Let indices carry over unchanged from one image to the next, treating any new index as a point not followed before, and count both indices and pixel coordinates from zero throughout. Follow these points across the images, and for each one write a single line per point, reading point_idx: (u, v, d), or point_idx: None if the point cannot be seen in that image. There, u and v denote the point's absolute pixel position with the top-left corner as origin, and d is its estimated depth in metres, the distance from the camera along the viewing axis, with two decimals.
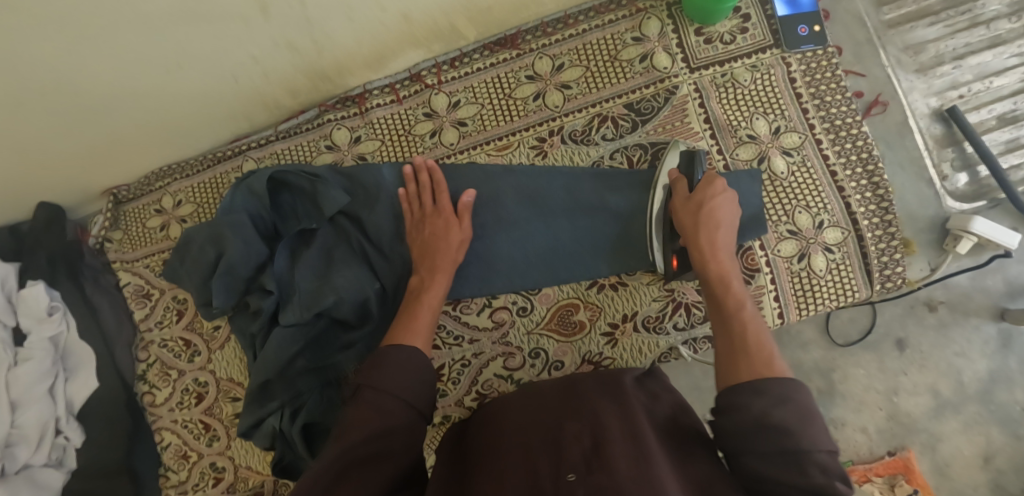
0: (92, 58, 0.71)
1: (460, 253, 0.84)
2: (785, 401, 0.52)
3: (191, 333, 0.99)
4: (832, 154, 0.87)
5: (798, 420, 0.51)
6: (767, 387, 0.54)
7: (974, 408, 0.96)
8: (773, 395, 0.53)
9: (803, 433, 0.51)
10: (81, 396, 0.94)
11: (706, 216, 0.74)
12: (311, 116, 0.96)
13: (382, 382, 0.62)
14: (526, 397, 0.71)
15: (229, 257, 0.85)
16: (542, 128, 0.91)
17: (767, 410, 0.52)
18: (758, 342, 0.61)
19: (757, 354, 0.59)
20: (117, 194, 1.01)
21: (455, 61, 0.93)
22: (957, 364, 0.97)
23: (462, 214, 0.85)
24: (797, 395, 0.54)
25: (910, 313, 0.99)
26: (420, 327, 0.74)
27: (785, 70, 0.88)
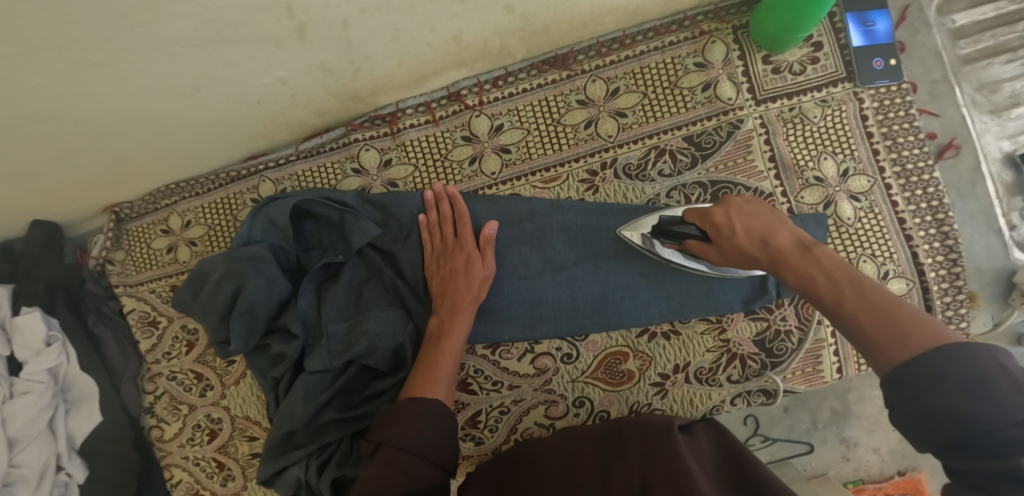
0: (100, 84, 0.63)
1: (483, 290, 0.79)
2: (945, 359, 0.43)
3: (203, 366, 0.91)
4: (901, 200, 0.82)
5: (973, 393, 0.41)
6: (919, 371, 0.44)
7: None
8: (930, 363, 0.44)
9: (990, 411, 0.40)
10: (83, 430, 0.87)
11: (745, 251, 0.67)
12: (337, 135, 0.87)
13: (405, 436, 0.61)
14: (574, 456, 0.67)
15: (249, 296, 0.79)
16: (593, 160, 0.84)
17: (925, 389, 0.43)
18: (885, 315, 0.51)
19: (892, 329, 0.49)
20: (120, 212, 0.94)
21: (498, 80, 0.85)
22: None
23: (484, 248, 0.80)
24: (962, 358, 0.43)
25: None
26: (441, 380, 0.70)
27: (857, 106, 0.82)
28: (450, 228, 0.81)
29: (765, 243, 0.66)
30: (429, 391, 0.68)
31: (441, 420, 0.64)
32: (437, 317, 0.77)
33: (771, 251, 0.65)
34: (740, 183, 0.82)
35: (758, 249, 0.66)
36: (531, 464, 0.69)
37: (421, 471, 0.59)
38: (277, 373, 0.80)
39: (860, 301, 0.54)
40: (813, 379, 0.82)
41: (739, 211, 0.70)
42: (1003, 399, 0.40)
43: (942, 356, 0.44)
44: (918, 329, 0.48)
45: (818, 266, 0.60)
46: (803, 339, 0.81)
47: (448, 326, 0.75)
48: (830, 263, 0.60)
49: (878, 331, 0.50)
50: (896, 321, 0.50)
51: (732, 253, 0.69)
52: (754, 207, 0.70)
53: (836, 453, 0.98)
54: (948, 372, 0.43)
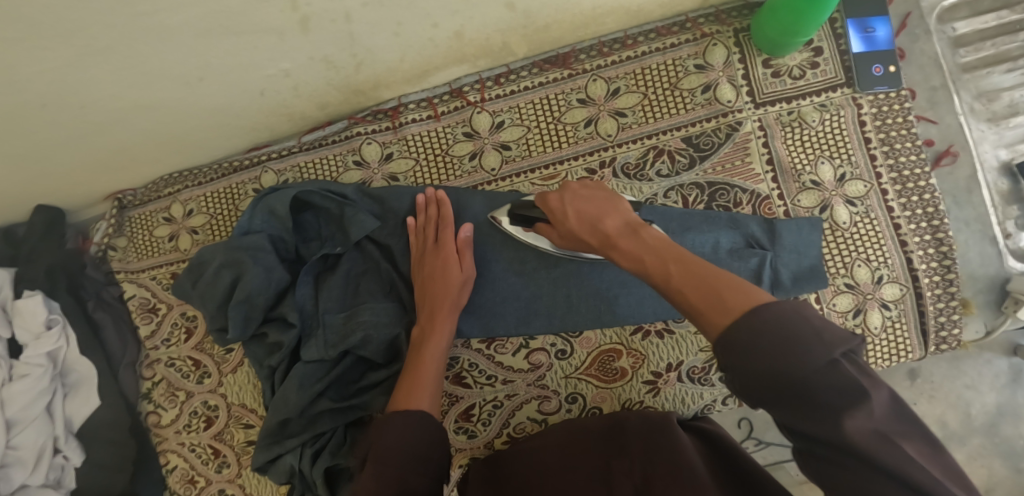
0: (101, 72, 0.64)
1: (463, 293, 0.79)
2: (765, 318, 0.40)
3: (200, 353, 0.92)
4: (897, 206, 0.82)
5: (784, 354, 0.39)
6: (743, 332, 0.41)
7: (979, 441, 0.97)
8: (750, 324, 0.41)
9: (801, 375, 0.38)
10: (80, 415, 0.89)
11: (580, 236, 0.65)
12: (339, 128, 0.88)
13: (394, 444, 0.59)
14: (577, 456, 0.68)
15: (248, 285, 0.79)
16: (592, 158, 0.84)
17: (747, 358, 0.40)
18: (704, 277, 0.47)
19: (712, 293, 0.45)
20: (123, 199, 0.95)
21: (500, 78, 0.86)
22: (965, 395, 0.98)
23: (462, 250, 0.79)
24: (771, 314, 0.40)
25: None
26: (427, 387, 0.70)
27: (855, 112, 0.83)
28: (432, 235, 0.80)
29: (594, 227, 0.63)
30: (414, 401, 0.67)
31: (427, 428, 0.63)
32: (420, 325, 0.77)
33: (600, 233, 0.62)
34: (737, 185, 0.83)
35: (589, 233, 0.63)
36: (530, 462, 0.69)
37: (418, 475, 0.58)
38: (273, 362, 0.81)
39: (680, 271, 0.50)
40: None
41: (572, 196, 0.68)
42: (812, 353, 0.38)
43: (762, 314, 0.41)
44: (735, 292, 0.44)
45: (640, 243, 0.56)
46: None
47: (430, 334, 0.75)
48: (654, 238, 0.56)
49: (699, 298, 0.46)
50: (715, 284, 0.46)
51: (571, 237, 0.67)
52: (591, 191, 0.69)
53: None
54: (762, 335, 0.40)
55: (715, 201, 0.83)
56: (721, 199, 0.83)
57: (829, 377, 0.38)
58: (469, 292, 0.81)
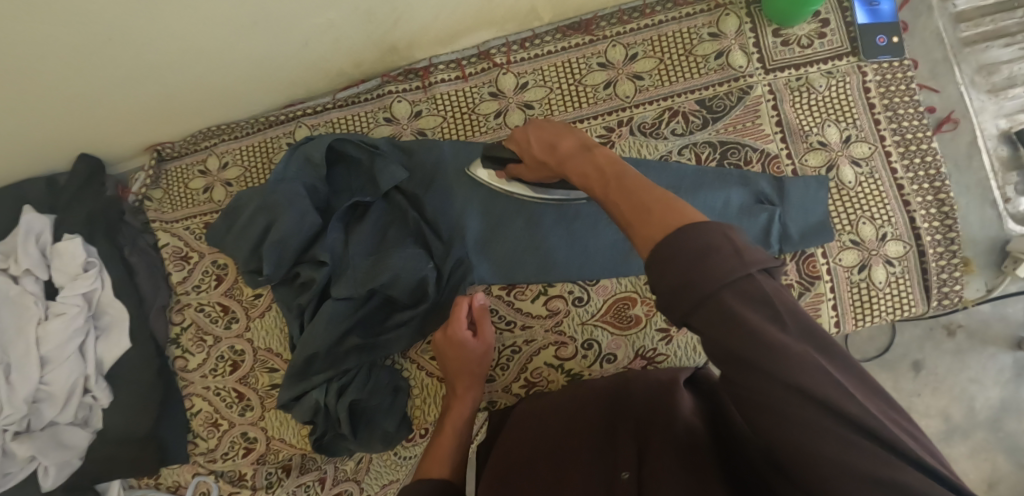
0: (159, 14, 0.69)
1: (484, 364, 0.83)
2: (692, 236, 0.39)
3: (229, 299, 0.96)
4: (900, 167, 0.87)
5: (694, 268, 0.37)
6: (670, 249, 0.39)
7: (983, 434, 1.07)
8: (673, 241, 0.39)
9: (706, 291, 0.36)
10: (110, 356, 0.93)
11: (541, 160, 0.69)
12: (372, 86, 0.93)
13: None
14: (578, 414, 0.70)
15: (282, 228, 0.83)
16: (610, 118, 0.89)
17: (669, 271, 0.38)
18: (647, 206, 0.46)
19: (651, 217, 0.44)
20: (161, 151, 1.00)
21: (526, 42, 0.91)
22: (970, 390, 1.08)
23: (479, 326, 0.83)
24: (698, 232, 0.39)
25: (928, 335, 1.09)
26: (446, 457, 0.74)
27: (861, 79, 0.87)
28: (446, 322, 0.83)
29: (552, 150, 0.67)
30: (434, 470, 0.71)
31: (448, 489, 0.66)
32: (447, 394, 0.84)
33: (559, 155, 0.65)
34: (748, 144, 0.87)
35: (549, 157, 0.67)
36: (542, 433, 0.69)
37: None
38: (303, 301, 0.85)
39: (626, 200, 0.50)
40: None
41: (536, 128, 0.71)
42: (723, 267, 0.37)
43: (688, 233, 0.39)
44: (670, 215, 0.43)
45: (591, 173, 0.58)
46: (803, 293, 0.85)
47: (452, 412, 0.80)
48: (606, 170, 0.56)
49: (640, 220, 0.45)
50: (653, 210, 0.45)
51: (536, 164, 0.72)
52: (557, 126, 0.70)
53: None
54: (681, 252, 0.38)
55: (727, 160, 0.88)
56: (733, 157, 0.87)
57: (738, 291, 0.36)
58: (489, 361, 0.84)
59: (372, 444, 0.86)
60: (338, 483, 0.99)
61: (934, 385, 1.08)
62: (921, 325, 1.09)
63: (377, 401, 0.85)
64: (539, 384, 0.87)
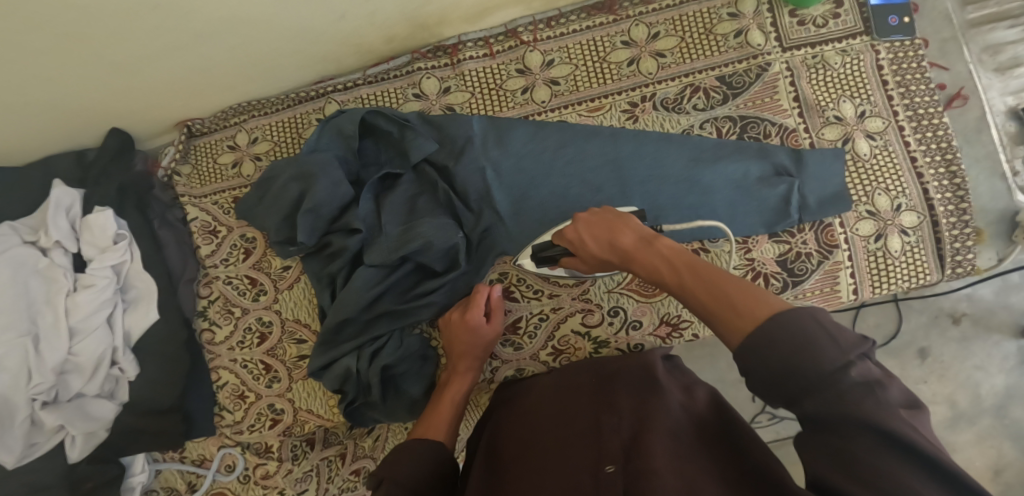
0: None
1: (488, 349, 0.85)
2: (789, 323, 0.45)
3: (258, 272, 0.98)
4: (913, 141, 0.90)
5: (797, 357, 0.44)
6: (761, 341, 0.46)
7: (988, 420, 1.12)
8: (772, 331, 0.46)
9: (812, 374, 0.43)
10: (138, 328, 0.94)
11: (601, 256, 0.70)
12: (401, 63, 0.96)
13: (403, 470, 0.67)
14: (565, 391, 0.73)
15: (315, 196, 0.85)
16: (634, 93, 0.92)
17: (766, 361, 0.46)
18: (727, 292, 0.52)
19: (737, 305, 0.50)
20: (191, 127, 1.02)
21: (551, 21, 0.94)
22: (975, 376, 1.13)
23: (493, 313, 0.85)
24: (791, 325, 0.45)
25: (933, 323, 1.15)
26: (442, 423, 0.78)
27: (874, 57, 0.91)
28: (463, 305, 0.86)
29: (612, 245, 0.68)
30: (430, 433, 0.75)
31: (431, 456, 0.70)
32: (447, 370, 0.87)
33: (620, 250, 0.67)
34: (767, 119, 0.90)
35: (609, 250, 0.68)
36: (524, 428, 0.70)
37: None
38: (335, 268, 0.87)
39: (700, 288, 0.56)
40: (830, 299, 0.89)
41: (586, 223, 0.71)
42: (831, 350, 0.43)
43: (785, 320, 0.46)
44: (757, 302, 0.49)
45: (661, 259, 0.61)
46: (822, 261, 0.88)
47: (452, 381, 0.84)
48: (664, 258, 0.61)
49: (725, 311, 0.51)
50: (735, 298, 0.51)
51: (594, 259, 0.72)
52: (607, 214, 0.71)
53: None
54: (786, 341, 0.45)
55: (747, 133, 0.91)
56: (753, 131, 0.90)
57: (848, 374, 0.43)
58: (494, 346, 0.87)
59: (399, 412, 0.87)
60: (358, 459, 0.99)
61: (941, 372, 1.14)
62: (927, 313, 1.15)
63: (406, 367, 0.87)
64: (566, 351, 0.89)
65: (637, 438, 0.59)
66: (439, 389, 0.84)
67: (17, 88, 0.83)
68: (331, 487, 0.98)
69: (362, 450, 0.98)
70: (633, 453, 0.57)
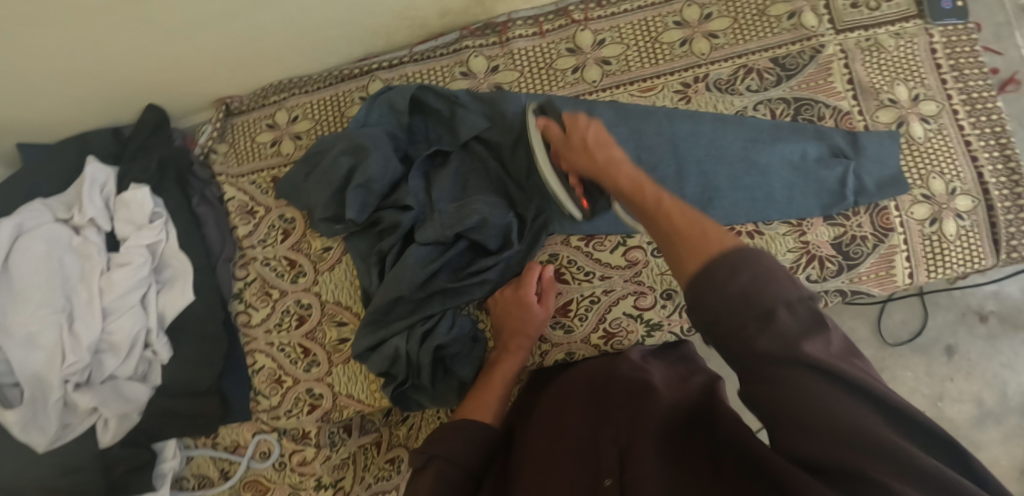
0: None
1: (539, 330, 0.84)
2: (740, 270, 0.43)
3: (298, 253, 0.95)
4: (967, 124, 0.89)
5: (754, 286, 0.43)
6: (720, 259, 0.45)
7: (1014, 420, 1.12)
8: (722, 264, 0.44)
9: (759, 318, 0.42)
10: (172, 309, 0.91)
11: (586, 149, 0.74)
12: (450, 40, 0.94)
13: (452, 448, 0.67)
14: (559, 401, 0.73)
15: (368, 170, 0.83)
16: (687, 74, 0.91)
17: (719, 280, 0.44)
18: (677, 235, 0.52)
19: (687, 243, 0.50)
20: (230, 105, 1.00)
21: (602, 0, 0.93)
22: (1001, 375, 1.14)
23: (545, 292, 0.85)
24: (749, 258, 0.44)
25: (960, 320, 1.16)
26: (491, 400, 0.76)
27: (927, 41, 0.90)
28: (516, 280, 0.85)
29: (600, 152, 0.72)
30: (478, 411, 0.74)
31: (478, 432, 0.70)
32: (496, 348, 0.85)
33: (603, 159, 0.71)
34: (821, 101, 0.89)
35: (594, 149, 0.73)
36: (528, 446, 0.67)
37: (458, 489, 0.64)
38: (387, 245, 0.84)
39: (653, 218, 0.57)
40: (886, 283, 0.87)
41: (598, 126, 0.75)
42: (778, 289, 0.43)
43: (737, 251, 0.45)
44: (706, 240, 0.48)
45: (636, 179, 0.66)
46: (878, 245, 0.87)
47: (500, 360, 0.83)
48: (631, 179, 0.66)
49: (678, 247, 0.50)
50: (687, 234, 0.51)
51: (575, 147, 0.75)
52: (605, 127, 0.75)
53: None
54: (731, 275, 0.43)
55: (801, 115, 0.90)
56: (807, 113, 0.89)
57: (790, 316, 0.42)
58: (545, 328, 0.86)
59: (449, 394, 0.85)
60: (392, 448, 0.96)
61: (967, 370, 1.15)
62: (953, 310, 1.17)
63: (458, 348, 0.85)
64: (619, 334, 0.86)
65: (628, 447, 0.57)
66: (485, 369, 0.83)
67: (63, 49, 0.80)
68: (366, 476, 0.94)
69: (397, 438, 0.96)
70: (629, 462, 0.55)
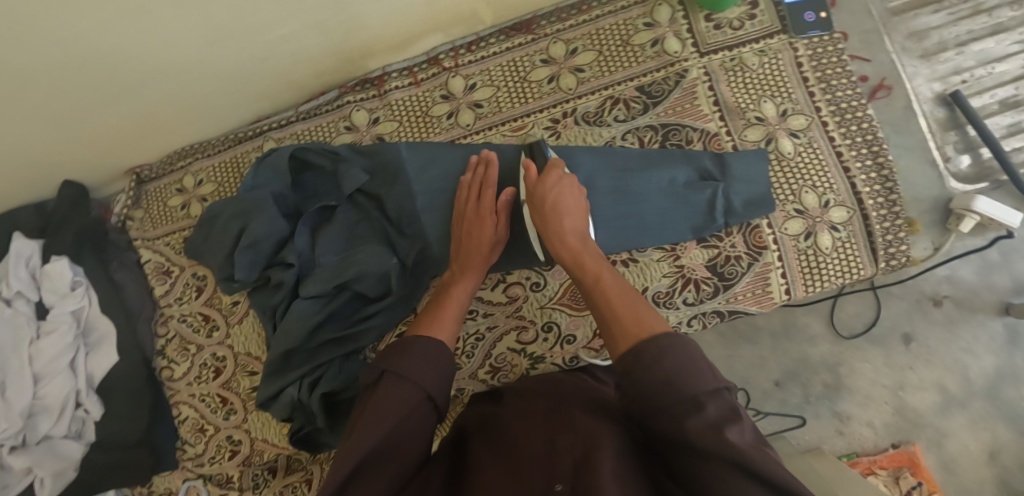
0: (136, 33, 0.73)
1: (496, 253, 0.86)
2: (664, 358, 0.54)
3: (210, 308, 1.01)
4: (838, 135, 0.90)
5: (679, 383, 0.52)
6: (652, 349, 0.55)
7: (980, 404, 1.14)
8: (651, 350, 0.55)
9: (682, 405, 0.51)
10: (99, 370, 0.98)
11: (552, 219, 0.78)
12: (331, 98, 0.99)
13: (407, 368, 0.67)
14: (525, 410, 0.72)
15: (254, 231, 0.88)
16: (555, 110, 0.93)
17: (652, 372, 0.54)
18: (614, 317, 0.63)
19: (624, 328, 0.60)
20: (141, 173, 1.06)
21: (471, 45, 0.96)
22: (963, 359, 1.16)
23: (501, 211, 0.85)
24: (676, 351, 0.54)
25: (915, 307, 1.18)
26: (448, 320, 0.78)
27: (792, 55, 0.91)
28: (478, 193, 0.86)
29: (561, 220, 0.77)
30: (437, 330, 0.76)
31: (443, 360, 0.71)
32: (452, 269, 0.86)
33: (568, 241, 0.76)
34: (688, 125, 0.91)
35: (554, 219, 0.78)
36: (491, 445, 0.66)
37: (413, 427, 0.64)
38: (276, 300, 0.90)
39: (597, 295, 0.68)
40: (763, 301, 0.88)
41: (568, 183, 0.80)
42: (700, 385, 0.52)
43: (666, 345, 0.55)
44: (638, 326, 0.59)
45: (595, 258, 0.74)
46: (752, 264, 0.88)
47: (458, 277, 0.84)
48: (578, 256, 0.74)
49: (615, 331, 0.61)
50: (621, 323, 0.61)
51: (542, 208, 0.79)
52: (575, 190, 0.80)
53: (830, 427, 1.17)
54: (658, 360, 0.54)
55: (669, 141, 0.91)
56: (675, 138, 0.91)
57: (714, 408, 0.51)
58: (499, 251, 0.88)
59: None
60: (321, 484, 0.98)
61: (927, 357, 1.17)
62: (908, 298, 1.18)
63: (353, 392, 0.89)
64: (504, 368, 0.90)
65: (587, 454, 0.57)
66: (443, 287, 0.84)
67: None
68: None
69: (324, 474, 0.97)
70: (582, 470, 0.55)
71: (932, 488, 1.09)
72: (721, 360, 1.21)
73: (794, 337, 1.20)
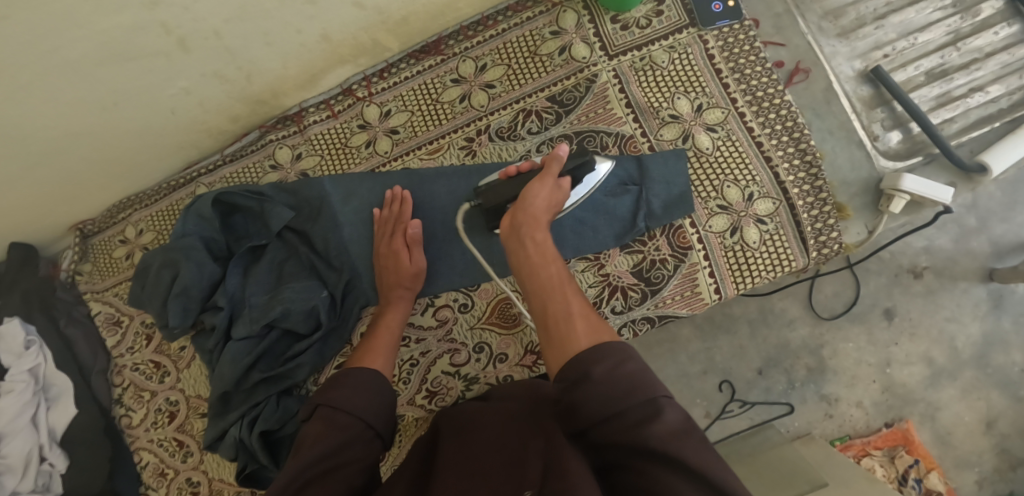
0: (31, 107, 0.74)
1: (418, 283, 0.87)
2: (621, 363, 0.53)
3: (160, 355, 1.04)
4: (756, 125, 0.87)
5: (630, 384, 0.51)
6: (610, 351, 0.54)
7: (970, 373, 1.10)
8: (611, 355, 0.53)
9: (638, 412, 0.50)
10: (62, 423, 0.96)
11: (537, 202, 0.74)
12: (253, 139, 1.00)
13: (346, 398, 0.67)
14: (498, 409, 0.68)
15: (182, 279, 0.90)
16: (469, 129, 0.93)
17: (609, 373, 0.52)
18: (572, 314, 0.61)
19: (579, 330, 0.59)
20: (84, 229, 1.09)
21: (383, 73, 0.97)
22: (949, 329, 1.11)
23: (412, 246, 0.86)
24: (630, 353, 0.54)
25: (894, 282, 1.12)
26: (381, 354, 0.78)
27: (702, 47, 0.89)
28: (391, 231, 0.87)
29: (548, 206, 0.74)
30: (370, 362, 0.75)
31: (379, 390, 0.71)
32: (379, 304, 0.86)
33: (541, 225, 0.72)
34: (602, 130, 0.89)
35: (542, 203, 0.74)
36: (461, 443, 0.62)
37: (354, 452, 0.63)
38: (212, 344, 0.91)
39: (554, 290, 0.65)
40: (694, 303, 0.86)
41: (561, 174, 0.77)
42: (655, 389, 0.51)
43: (622, 351, 0.54)
44: (599, 334, 0.58)
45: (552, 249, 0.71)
46: (679, 265, 0.86)
47: (384, 311, 0.84)
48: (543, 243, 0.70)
49: (570, 329, 0.59)
50: (577, 323, 0.60)
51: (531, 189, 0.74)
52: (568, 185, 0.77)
53: (818, 410, 1.12)
54: (601, 362, 0.53)
55: (585, 148, 0.89)
56: (590, 144, 0.89)
57: (669, 412, 0.50)
58: (422, 282, 0.89)
59: None
60: None
61: (911, 331, 1.11)
62: (885, 273, 1.12)
63: (292, 428, 0.89)
64: (440, 392, 0.89)
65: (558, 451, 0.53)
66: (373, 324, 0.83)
67: None
68: None
69: None
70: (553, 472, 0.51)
71: (928, 464, 1.08)
72: (698, 355, 1.14)
73: (771, 323, 1.13)
